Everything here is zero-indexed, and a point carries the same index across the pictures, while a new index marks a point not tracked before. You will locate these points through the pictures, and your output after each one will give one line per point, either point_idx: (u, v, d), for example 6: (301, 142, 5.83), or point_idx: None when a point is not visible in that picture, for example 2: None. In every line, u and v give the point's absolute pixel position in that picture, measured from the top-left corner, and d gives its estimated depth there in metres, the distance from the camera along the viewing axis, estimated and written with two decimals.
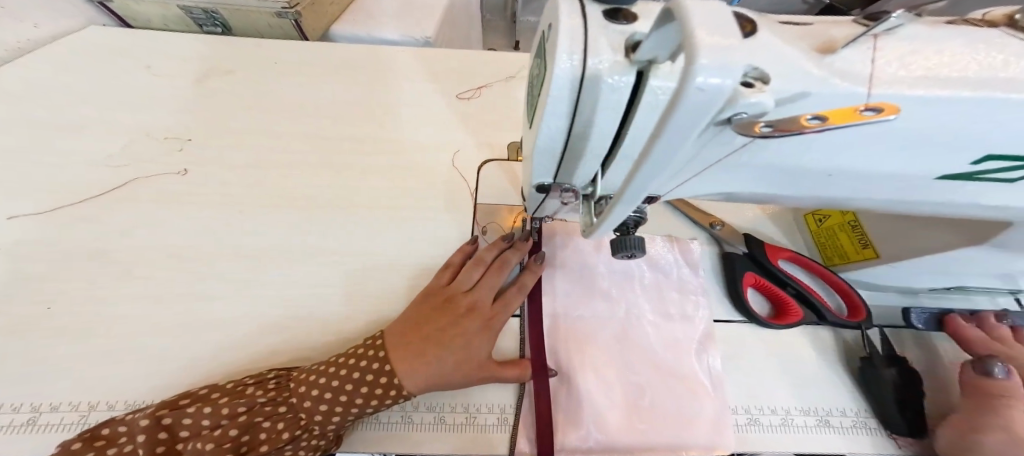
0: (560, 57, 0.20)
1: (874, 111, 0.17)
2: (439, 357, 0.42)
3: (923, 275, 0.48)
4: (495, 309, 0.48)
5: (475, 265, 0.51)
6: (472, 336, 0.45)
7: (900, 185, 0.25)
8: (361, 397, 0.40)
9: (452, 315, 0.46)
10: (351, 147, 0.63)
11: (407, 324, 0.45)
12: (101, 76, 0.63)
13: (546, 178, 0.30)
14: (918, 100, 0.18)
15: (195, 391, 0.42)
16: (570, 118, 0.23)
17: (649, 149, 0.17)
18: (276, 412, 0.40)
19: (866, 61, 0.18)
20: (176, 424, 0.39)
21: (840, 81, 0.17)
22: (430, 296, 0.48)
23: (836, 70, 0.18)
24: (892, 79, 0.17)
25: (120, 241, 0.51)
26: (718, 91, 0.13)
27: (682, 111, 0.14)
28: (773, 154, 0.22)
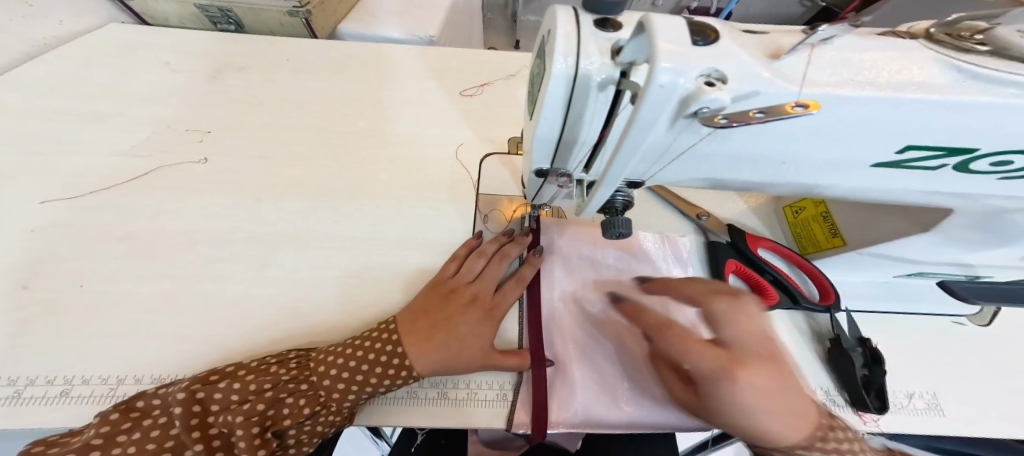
0: (557, 58, 0.24)
1: (803, 107, 0.22)
2: (445, 343, 0.45)
3: (887, 262, 0.52)
4: (496, 300, 0.51)
5: (478, 257, 0.54)
6: (475, 324, 0.47)
7: (845, 172, 0.29)
8: (376, 376, 0.43)
9: (457, 304, 0.49)
10: (360, 140, 0.67)
11: (415, 310, 0.48)
12: (122, 71, 0.67)
13: (544, 164, 0.34)
14: (844, 98, 0.22)
15: (223, 368, 0.45)
16: (564, 110, 0.27)
17: (625, 136, 0.21)
18: (299, 389, 0.43)
19: (803, 65, 0.22)
20: (208, 398, 0.42)
21: (781, 82, 0.21)
22: (436, 287, 0.51)
23: (779, 72, 0.22)
24: (821, 81, 0.21)
25: (143, 226, 0.55)
26: (675, 87, 0.17)
27: (649, 103, 0.18)
28: (734, 143, 0.26)
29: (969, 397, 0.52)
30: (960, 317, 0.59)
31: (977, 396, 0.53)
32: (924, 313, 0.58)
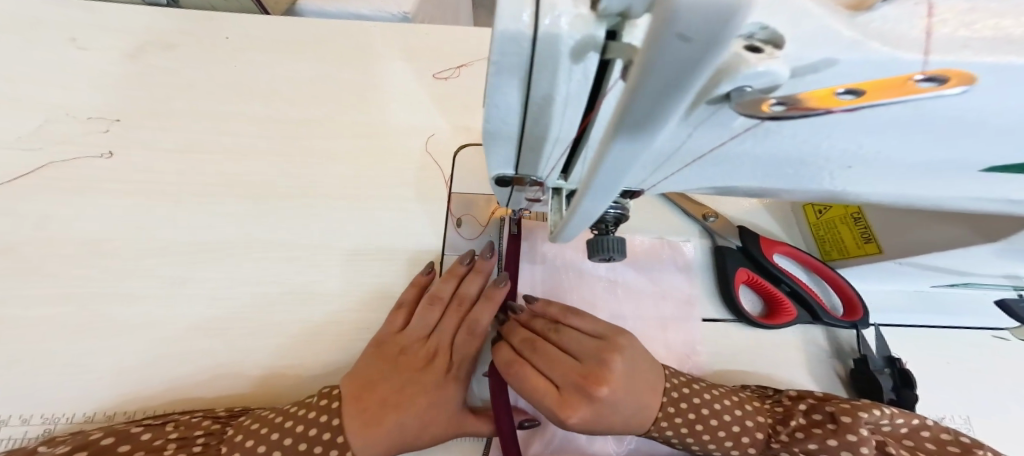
0: (503, 10, 0.15)
1: (933, 81, 0.13)
2: (400, 424, 0.36)
3: (930, 272, 0.45)
4: (460, 355, 0.42)
5: (431, 306, 0.44)
6: (435, 391, 0.39)
7: (927, 176, 0.21)
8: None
9: (410, 370, 0.40)
10: (311, 130, 0.57)
11: (358, 380, 0.38)
12: (21, 50, 0.56)
13: (507, 170, 0.25)
14: (987, 67, 0.13)
15: (98, 440, 0.35)
16: (525, 94, 0.18)
17: (616, 130, 0.12)
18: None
19: (911, 22, 0.13)
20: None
21: (879, 44, 0.12)
22: (382, 347, 0.41)
23: (871, 29, 0.13)
24: (949, 42, 0.13)
25: (37, 234, 0.46)
26: (714, 44, 0.07)
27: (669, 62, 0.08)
28: (778, 145, 0.18)
29: (1006, 422, 0.46)
30: (1002, 330, 0.50)
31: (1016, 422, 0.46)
32: (965, 326, 0.50)
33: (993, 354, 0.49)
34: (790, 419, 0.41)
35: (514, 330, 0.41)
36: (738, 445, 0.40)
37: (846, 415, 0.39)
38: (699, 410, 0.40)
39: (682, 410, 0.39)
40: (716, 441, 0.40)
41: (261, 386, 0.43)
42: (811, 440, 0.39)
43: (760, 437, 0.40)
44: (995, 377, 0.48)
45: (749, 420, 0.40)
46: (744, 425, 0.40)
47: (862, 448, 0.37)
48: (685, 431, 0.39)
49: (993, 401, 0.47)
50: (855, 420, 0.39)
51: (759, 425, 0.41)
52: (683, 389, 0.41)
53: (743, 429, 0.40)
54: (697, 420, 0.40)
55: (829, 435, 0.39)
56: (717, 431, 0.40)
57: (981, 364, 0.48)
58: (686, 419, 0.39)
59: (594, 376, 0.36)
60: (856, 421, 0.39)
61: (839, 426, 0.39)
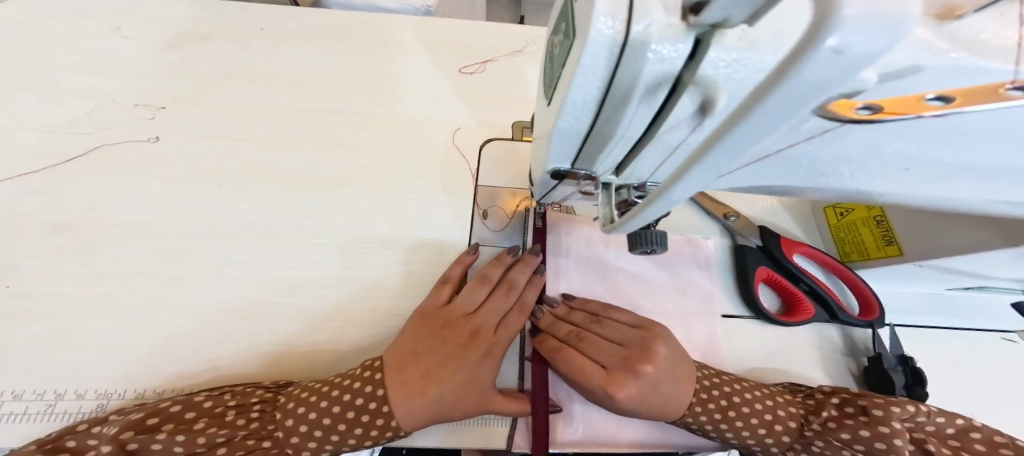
0: (598, 18, 0.16)
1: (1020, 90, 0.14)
2: (439, 396, 0.39)
3: (947, 275, 0.46)
4: (499, 335, 0.44)
5: (479, 283, 0.47)
6: (475, 367, 0.41)
7: (980, 178, 0.22)
8: (355, 437, 0.38)
9: (452, 345, 0.42)
10: (341, 120, 0.58)
11: (403, 352, 0.41)
12: (63, 37, 0.58)
13: (564, 164, 0.27)
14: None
15: (164, 408, 0.38)
16: (601, 94, 0.20)
17: (714, 141, 0.13)
18: (259, 446, 0.38)
19: (999, 29, 0.14)
20: (143, 447, 0.37)
21: (963, 50, 0.13)
22: (426, 319, 0.44)
23: (959, 35, 0.13)
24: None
25: (85, 216, 0.48)
26: (859, 62, 0.08)
27: (800, 80, 0.09)
28: (841, 146, 0.19)
29: (1012, 419, 0.48)
30: (1011, 333, 0.52)
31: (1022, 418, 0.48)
32: (977, 328, 0.52)
33: (1002, 355, 0.50)
34: (821, 410, 0.43)
35: (556, 324, 0.47)
36: (771, 433, 0.43)
37: (878, 409, 0.41)
38: (731, 398, 0.43)
39: (714, 397, 0.43)
40: (750, 428, 0.42)
41: (299, 367, 0.44)
42: (842, 429, 0.41)
43: (792, 426, 0.43)
44: (1003, 377, 0.49)
45: (781, 409, 0.43)
46: (776, 415, 0.43)
47: (895, 440, 0.39)
48: (718, 417, 0.42)
49: (1001, 400, 0.48)
50: (886, 413, 0.40)
51: (791, 415, 0.43)
52: (715, 381, 0.44)
53: (775, 418, 0.42)
54: (729, 407, 0.42)
55: (862, 426, 0.41)
56: (750, 419, 0.42)
57: (991, 364, 0.50)
58: (718, 406, 0.42)
59: (613, 378, 0.41)
60: (888, 415, 0.40)
61: (871, 418, 0.41)
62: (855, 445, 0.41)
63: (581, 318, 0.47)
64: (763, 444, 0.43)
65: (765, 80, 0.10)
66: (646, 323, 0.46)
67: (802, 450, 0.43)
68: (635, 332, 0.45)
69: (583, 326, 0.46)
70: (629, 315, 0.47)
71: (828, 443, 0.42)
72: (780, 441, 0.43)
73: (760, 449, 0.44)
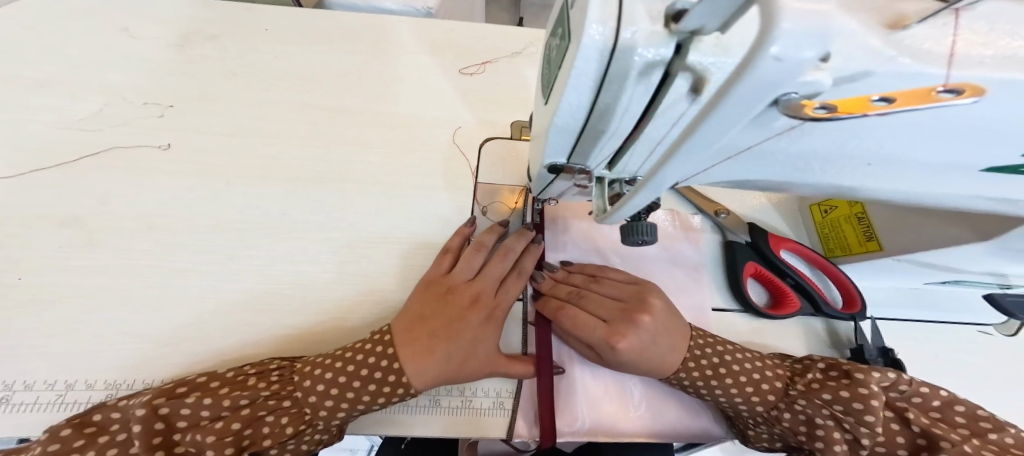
0: (590, 24, 0.18)
1: (954, 93, 0.15)
2: (447, 354, 0.41)
3: (925, 269, 0.48)
4: (499, 298, 0.46)
5: (476, 251, 0.48)
6: (479, 328, 0.43)
7: (939, 174, 0.24)
8: (369, 394, 0.39)
9: (455, 308, 0.44)
10: (344, 119, 0.60)
11: (409, 318, 0.43)
12: (72, 36, 0.59)
13: (559, 159, 0.29)
14: (995, 83, 0.15)
15: (193, 378, 0.40)
16: (594, 94, 0.22)
17: (688, 134, 0.15)
18: (280, 406, 0.39)
19: (943, 38, 0.15)
20: (173, 413, 0.38)
21: (909, 57, 0.15)
22: (430, 286, 0.46)
23: (907, 44, 0.15)
24: (970, 60, 0.15)
25: (95, 212, 0.49)
26: (798, 64, 0.10)
27: (747, 84, 0.11)
28: (811, 141, 0.20)
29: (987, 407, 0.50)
30: (986, 326, 0.54)
31: (996, 406, 0.50)
32: (955, 321, 0.54)
33: (977, 347, 0.53)
34: (807, 373, 0.46)
35: (556, 286, 0.50)
36: (758, 392, 0.44)
37: (859, 373, 0.42)
38: (722, 358, 0.45)
39: (706, 355, 0.45)
40: (737, 387, 0.44)
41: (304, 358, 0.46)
42: (823, 390, 0.43)
43: (777, 386, 0.44)
44: (979, 368, 0.52)
45: (767, 371, 0.45)
46: (764, 374, 0.45)
47: (873, 400, 0.40)
48: (708, 374, 0.44)
49: (977, 390, 0.51)
50: (868, 377, 0.42)
51: (776, 376, 0.45)
52: (710, 342, 0.46)
53: (762, 377, 0.44)
54: (720, 365, 0.44)
55: (843, 387, 0.42)
56: (739, 376, 0.44)
57: (966, 355, 0.52)
58: (709, 363, 0.44)
59: (614, 329, 0.43)
60: (868, 378, 0.42)
61: (853, 380, 0.42)
62: (835, 405, 0.42)
63: (580, 279, 0.50)
64: (748, 403, 0.44)
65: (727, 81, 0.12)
66: (641, 281, 0.49)
67: (785, 410, 0.44)
68: (631, 288, 0.48)
69: (583, 286, 0.49)
70: (625, 274, 0.50)
71: (811, 402, 0.43)
72: (765, 401, 0.44)
73: (745, 409, 0.45)
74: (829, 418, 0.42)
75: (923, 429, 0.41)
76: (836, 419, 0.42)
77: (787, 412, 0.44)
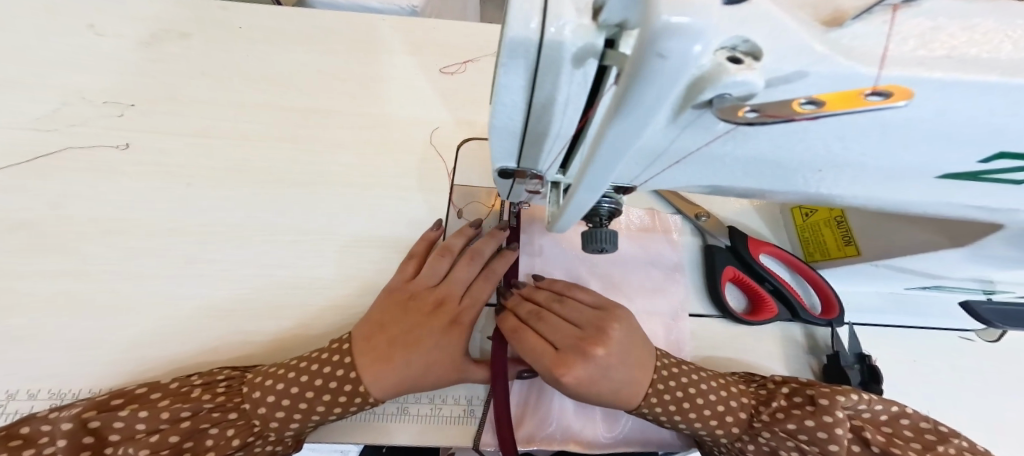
0: (513, 16, 0.17)
1: (882, 96, 0.14)
2: (407, 362, 0.40)
3: (904, 274, 0.47)
4: (465, 303, 0.45)
5: (441, 256, 0.47)
6: (444, 333, 0.42)
7: (900, 181, 0.23)
8: (323, 404, 0.38)
9: (419, 315, 0.43)
10: (315, 119, 0.58)
11: (370, 325, 0.42)
12: (35, 32, 0.57)
13: (509, 163, 0.27)
14: (935, 85, 0.14)
15: (131, 389, 0.39)
16: (529, 94, 0.20)
17: (598, 140, 0.14)
18: (226, 418, 0.38)
19: (880, 37, 0.14)
20: (105, 426, 0.36)
21: (845, 56, 0.14)
22: (392, 293, 0.45)
23: (841, 44, 0.14)
24: (908, 60, 0.14)
25: (50, 214, 0.48)
26: (687, 66, 0.10)
27: (643, 82, 0.10)
28: (758, 145, 0.19)
29: (967, 418, 0.49)
30: (968, 332, 0.53)
31: (976, 416, 0.49)
32: (936, 327, 0.53)
33: (959, 354, 0.52)
34: (772, 400, 0.44)
35: (519, 303, 0.46)
36: (722, 424, 0.42)
37: (824, 398, 0.41)
38: (687, 390, 0.43)
39: (670, 388, 0.42)
40: (703, 421, 0.42)
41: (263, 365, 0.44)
42: (789, 419, 0.41)
43: (743, 417, 0.43)
44: (959, 375, 0.51)
45: (733, 400, 0.43)
46: (729, 405, 0.43)
47: (837, 430, 0.39)
48: (673, 409, 0.42)
49: (957, 398, 0.49)
50: (833, 402, 0.41)
51: (741, 406, 0.43)
52: (675, 370, 0.44)
53: (728, 408, 0.43)
54: (685, 398, 0.42)
55: (808, 416, 0.41)
56: (704, 410, 0.42)
57: (947, 363, 0.51)
58: (673, 397, 0.42)
59: (562, 359, 0.40)
60: (833, 404, 0.41)
61: (817, 408, 0.41)
62: (798, 436, 0.41)
63: (544, 296, 0.46)
64: (713, 435, 0.43)
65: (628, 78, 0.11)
66: (608, 306, 0.45)
67: (750, 440, 0.43)
68: (594, 314, 0.44)
69: (545, 305, 0.45)
70: (593, 296, 0.46)
71: (774, 434, 0.42)
72: (730, 432, 0.43)
73: (710, 439, 0.44)
74: (793, 449, 0.41)
75: (882, 448, 0.40)
76: (799, 448, 0.41)
77: (751, 443, 0.43)
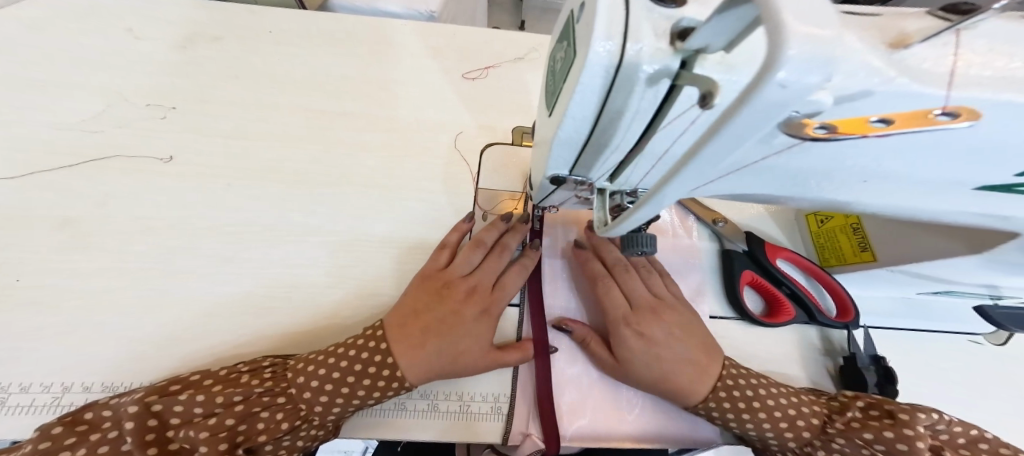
0: (598, 41, 0.18)
1: (949, 115, 0.16)
2: (439, 349, 0.41)
3: (918, 279, 0.49)
4: (495, 294, 0.47)
5: (475, 247, 0.49)
6: (474, 322, 0.44)
7: (935, 192, 0.25)
8: (363, 389, 0.40)
9: (450, 302, 0.45)
10: (346, 122, 0.60)
11: (404, 312, 0.43)
12: (76, 36, 0.59)
13: (562, 170, 0.29)
14: (989, 105, 0.16)
15: (186, 376, 0.40)
16: (598, 108, 0.22)
17: (690, 157, 0.15)
18: (275, 403, 0.39)
19: (943, 59, 0.16)
20: (166, 410, 0.38)
21: (906, 78, 0.16)
22: (426, 281, 0.47)
23: (907, 64, 0.16)
24: (967, 82, 0.16)
25: (95, 212, 0.49)
26: (798, 88, 0.11)
27: (751, 110, 0.11)
28: (811, 159, 0.21)
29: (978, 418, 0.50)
30: (976, 335, 0.55)
31: (986, 415, 0.51)
32: (946, 330, 0.55)
33: (968, 355, 0.54)
34: (846, 411, 0.44)
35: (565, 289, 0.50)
36: (793, 429, 0.43)
37: (904, 413, 0.41)
38: (756, 390, 0.44)
39: (739, 386, 0.44)
40: (774, 426, 0.43)
41: None
42: (866, 430, 0.41)
43: (815, 423, 0.43)
44: (970, 377, 0.53)
45: (804, 407, 0.44)
46: (801, 411, 0.44)
47: (918, 443, 0.39)
48: (741, 408, 0.44)
49: (969, 399, 0.51)
50: (914, 418, 0.40)
51: (814, 413, 0.44)
52: (742, 374, 0.46)
53: (799, 413, 0.43)
54: (754, 400, 0.44)
55: (886, 428, 0.41)
56: (775, 412, 0.43)
57: (958, 364, 0.53)
58: (742, 394, 0.44)
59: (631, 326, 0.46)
60: (914, 419, 0.40)
61: (896, 421, 0.41)
62: (876, 445, 0.41)
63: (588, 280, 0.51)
64: (781, 438, 0.43)
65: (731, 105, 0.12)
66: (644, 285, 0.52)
67: (822, 447, 0.43)
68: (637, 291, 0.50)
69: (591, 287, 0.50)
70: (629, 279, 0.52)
71: (850, 442, 0.42)
72: (800, 437, 0.43)
73: (777, 443, 0.44)
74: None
75: None
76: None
77: (821, 449, 0.43)
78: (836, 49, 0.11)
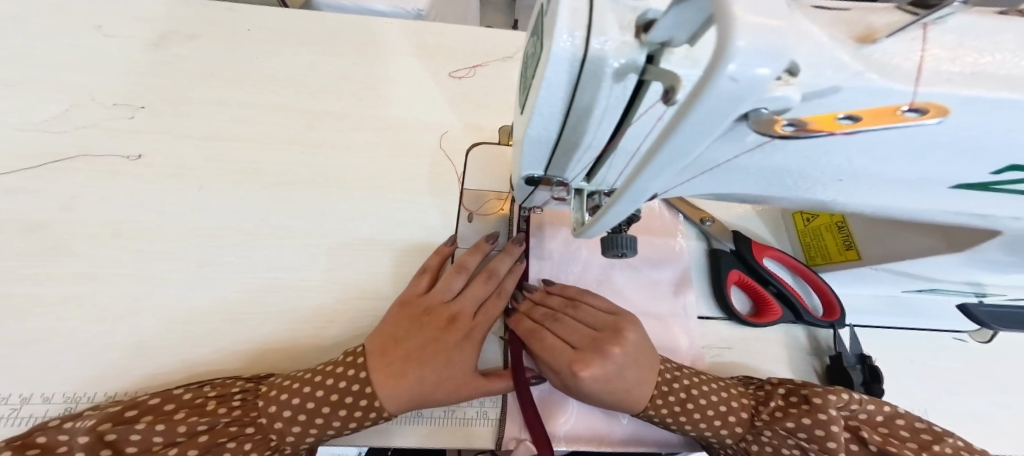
0: (560, 35, 0.17)
1: (917, 112, 0.15)
2: (420, 378, 0.40)
3: (902, 277, 0.49)
4: (478, 321, 0.45)
5: (456, 272, 0.48)
6: (456, 350, 0.43)
7: (914, 192, 0.24)
8: (339, 419, 0.39)
9: (432, 330, 0.43)
10: (326, 122, 0.59)
11: (382, 339, 0.42)
12: (42, 34, 0.57)
13: (537, 170, 0.29)
14: (965, 100, 0.16)
15: (143, 400, 0.38)
16: (567, 105, 0.21)
17: (652, 156, 0.15)
18: (243, 432, 0.38)
19: (909, 54, 0.15)
20: (121, 440, 0.36)
21: (876, 73, 0.15)
22: (405, 307, 0.45)
23: (872, 60, 0.15)
24: (937, 77, 0.15)
25: (58, 215, 0.48)
26: (755, 82, 0.10)
27: (703, 108, 0.11)
28: (785, 155, 0.20)
29: (963, 416, 0.50)
30: (961, 332, 0.55)
31: (971, 414, 0.51)
32: (932, 328, 0.55)
33: (953, 353, 0.54)
34: (770, 401, 0.45)
35: (534, 308, 0.48)
36: (726, 424, 0.43)
37: (817, 397, 0.42)
38: (689, 391, 0.44)
39: (674, 390, 0.43)
40: (706, 421, 0.43)
41: (277, 368, 0.45)
42: (787, 418, 0.42)
43: (744, 417, 0.44)
44: (954, 374, 0.52)
45: (734, 401, 0.44)
46: (730, 406, 0.44)
47: (832, 426, 0.40)
48: (678, 410, 0.43)
49: (953, 396, 0.51)
50: (825, 401, 0.42)
51: (742, 406, 0.44)
52: (678, 374, 0.45)
53: (729, 408, 0.44)
54: (688, 399, 0.43)
55: (804, 414, 0.42)
56: (707, 411, 0.43)
57: (943, 362, 0.53)
58: (677, 398, 0.43)
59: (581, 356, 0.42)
60: (827, 402, 0.42)
61: (812, 406, 0.42)
62: (798, 433, 0.42)
63: (557, 301, 0.48)
64: (718, 435, 0.44)
65: (684, 102, 0.12)
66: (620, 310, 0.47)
67: (753, 440, 0.44)
68: (609, 318, 0.46)
69: (559, 309, 0.47)
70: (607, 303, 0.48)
71: (775, 433, 0.43)
72: (733, 432, 0.44)
73: (716, 441, 0.45)
74: (794, 447, 0.42)
75: (880, 448, 0.42)
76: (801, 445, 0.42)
77: (755, 443, 0.44)
78: (788, 39, 0.11)
